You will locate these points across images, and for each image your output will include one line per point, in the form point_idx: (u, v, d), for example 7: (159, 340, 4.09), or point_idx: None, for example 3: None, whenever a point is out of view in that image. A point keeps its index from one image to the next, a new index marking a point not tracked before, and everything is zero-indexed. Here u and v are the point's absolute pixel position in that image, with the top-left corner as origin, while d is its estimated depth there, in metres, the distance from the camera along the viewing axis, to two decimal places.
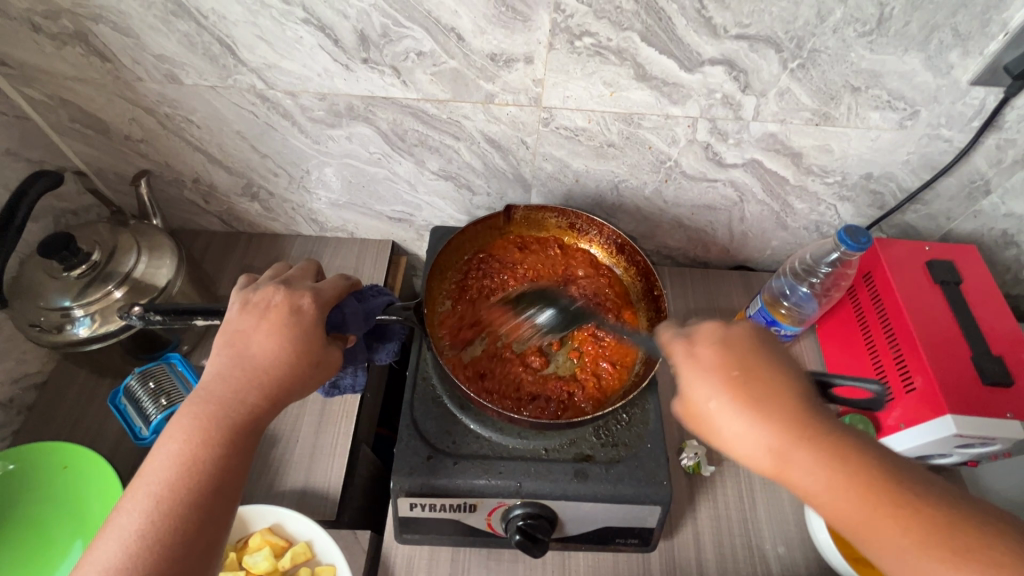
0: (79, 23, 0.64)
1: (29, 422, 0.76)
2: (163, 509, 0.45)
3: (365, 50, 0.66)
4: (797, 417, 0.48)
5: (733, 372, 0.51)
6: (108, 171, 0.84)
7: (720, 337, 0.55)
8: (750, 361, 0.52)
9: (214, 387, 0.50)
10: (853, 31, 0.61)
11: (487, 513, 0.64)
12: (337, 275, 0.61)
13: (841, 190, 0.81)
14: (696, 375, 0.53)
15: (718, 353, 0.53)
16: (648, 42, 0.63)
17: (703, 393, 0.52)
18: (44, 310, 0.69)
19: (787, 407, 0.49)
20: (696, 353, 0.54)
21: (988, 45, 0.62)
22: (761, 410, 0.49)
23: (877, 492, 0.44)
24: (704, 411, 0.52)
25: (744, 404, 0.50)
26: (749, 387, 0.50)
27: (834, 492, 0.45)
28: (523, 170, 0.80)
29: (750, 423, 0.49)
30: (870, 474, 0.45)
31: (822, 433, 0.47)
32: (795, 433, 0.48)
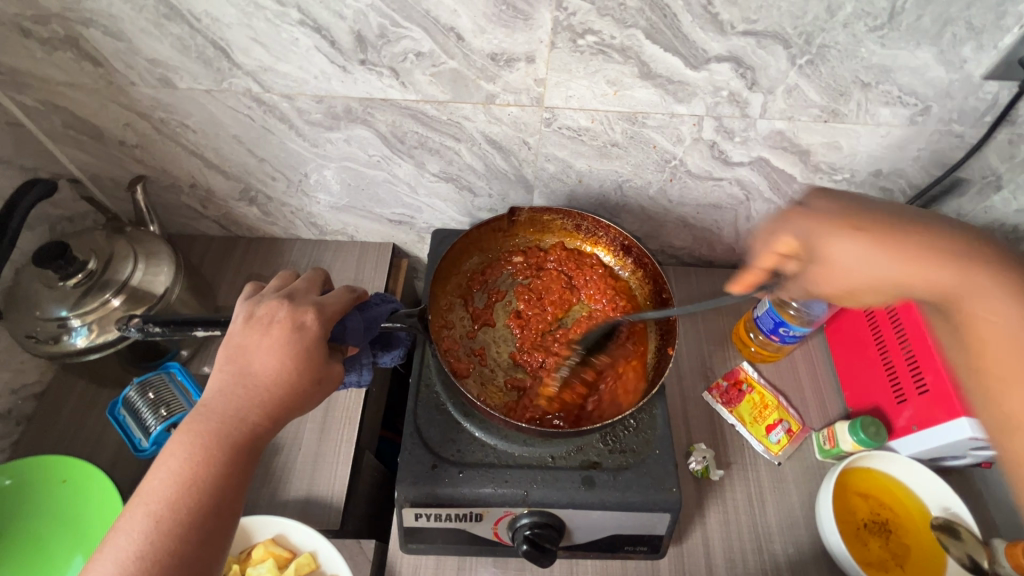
0: (70, 28, 0.63)
1: (28, 434, 0.75)
2: (162, 530, 0.43)
3: (363, 51, 0.64)
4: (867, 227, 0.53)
5: (866, 220, 0.53)
6: (103, 177, 0.83)
7: (856, 199, 0.56)
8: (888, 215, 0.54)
9: (215, 403, 0.49)
10: (864, 26, 0.59)
11: (494, 521, 0.63)
12: (343, 288, 0.59)
13: (850, 187, 0.79)
14: (823, 224, 0.54)
15: (849, 207, 0.55)
16: (652, 39, 0.62)
17: (832, 237, 0.53)
18: (41, 321, 0.68)
19: (880, 251, 0.50)
20: (815, 208, 0.55)
21: (1003, 39, 0.60)
22: (911, 248, 0.51)
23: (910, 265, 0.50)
24: (833, 252, 0.53)
25: (880, 241, 0.52)
26: (899, 230, 0.52)
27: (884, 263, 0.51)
28: (525, 170, 0.79)
29: (898, 254, 0.51)
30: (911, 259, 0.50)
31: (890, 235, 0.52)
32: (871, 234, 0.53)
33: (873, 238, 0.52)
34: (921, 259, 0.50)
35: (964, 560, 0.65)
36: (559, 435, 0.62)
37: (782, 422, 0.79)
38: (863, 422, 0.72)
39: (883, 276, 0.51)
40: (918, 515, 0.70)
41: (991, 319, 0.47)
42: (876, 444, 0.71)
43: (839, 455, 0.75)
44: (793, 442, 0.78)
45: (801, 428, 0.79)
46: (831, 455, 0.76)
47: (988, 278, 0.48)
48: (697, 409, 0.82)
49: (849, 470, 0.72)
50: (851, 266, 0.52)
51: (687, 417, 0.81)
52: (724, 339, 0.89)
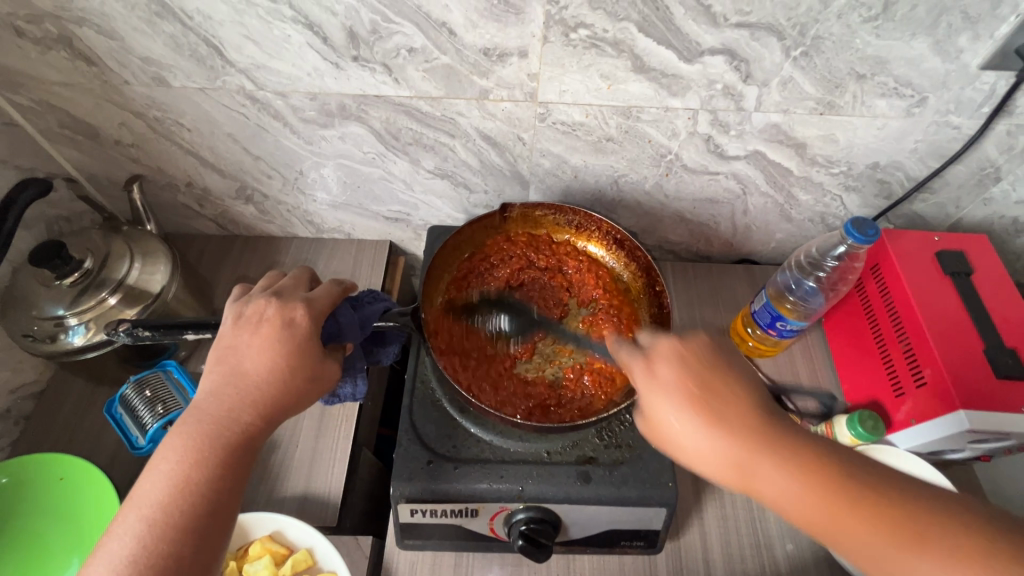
0: (63, 27, 0.63)
1: (27, 432, 0.75)
2: (156, 533, 0.44)
3: (355, 48, 0.64)
4: (732, 409, 0.48)
5: (696, 388, 0.49)
6: (100, 177, 0.83)
7: (714, 356, 0.52)
8: (718, 373, 0.50)
9: (207, 406, 0.49)
10: (858, 17, 0.59)
11: (490, 517, 0.63)
12: (329, 280, 0.60)
13: (847, 180, 0.79)
14: (656, 394, 0.50)
15: (674, 364, 0.51)
16: (645, 32, 0.61)
17: (664, 409, 0.50)
18: (38, 320, 0.68)
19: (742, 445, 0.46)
20: (655, 369, 0.52)
21: (999, 28, 0.59)
22: (738, 426, 0.47)
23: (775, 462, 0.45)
24: (667, 429, 0.49)
25: (706, 421, 0.48)
26: (717, 402, 0.48)
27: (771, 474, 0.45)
28: (521, 166, 0.79)
29: (722, 441, 0.47)
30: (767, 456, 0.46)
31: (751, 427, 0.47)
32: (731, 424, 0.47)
33: (704, 420, 0.48)
34: (737, 442, 0.46)
35: None
36: (555, 430, 0.62)
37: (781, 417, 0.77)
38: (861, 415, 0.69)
39: (712, 459, 0.47)
40: None
41: (795, 496, 0.44)
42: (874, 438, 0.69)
43: None
44: None
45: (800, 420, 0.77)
46: None
47: (800, 461, 0.45)
48: None
49: None
50: (685, 447, 0.49)
51: None
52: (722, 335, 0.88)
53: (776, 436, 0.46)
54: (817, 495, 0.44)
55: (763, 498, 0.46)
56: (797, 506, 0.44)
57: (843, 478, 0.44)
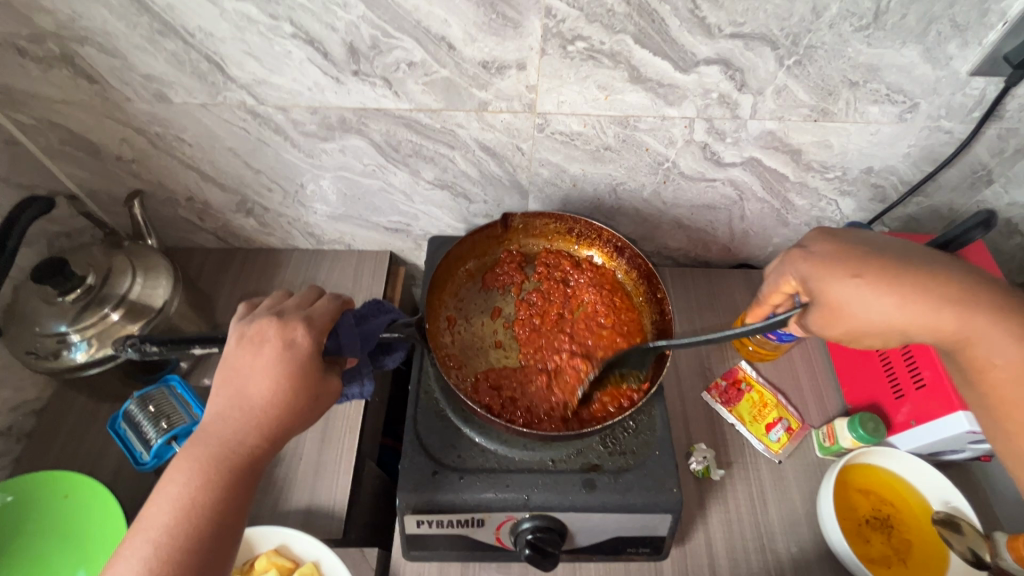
0: (65, 46, 0.64)
1: (28, 450, 0.75)
2: (161, 556, 0.44)
3: (355, 63, 0.65)
4: (914, 282, 0.50)
5: (870, 264, 0.52)
6: (100, 193, 0.83)
7: (857, 237, 0.56)
8: (880, 253, 0.53)
9: (213, 428, 0.50)
10: (849, 26, 0.60)
11: (496, 527, 0.63)
12: (329, 295, 0.60)
13: (842, 185, 0.80)
14: (828, 264, 0.53)
15: (846, 248, 0.54)
16: (642, 44, 0.62)
17: (843, 283, 0.51)
18: (40, 336, 0.68)
19: (967, 299, 0.49)
20: (815, 251, 0.55)
21: (987, 36, 0.61)
22: (931, 291, 0.50)
23: (943, 318, 0.49)
24: (843, 299, 0.51)
25: (896, 288, 0.50)
26: (908, 275, 0.51)
27: (897, 316, 0.50)
28: (520, 176, 0.79)
29: (917, 315, 0.50)
30: (952, 315, 0.49)
31: (941, 293, 0.50)
32: (919, 297, 0.50)
33: (890, 290, 0.50)
34: (938, 312, 0.49)
35: (966, 555, 0.65)
36: (560, 438, 0.62)
37: (781, 421, 0.79)
38: (861, 417, 0.73)
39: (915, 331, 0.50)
40: (919, 509, 0.70)
41: None
42: (875, 439, 0.72)
43: (840, 453, 0.76)
44: (792, 440, 0.78)
45: (801, 425, 0.79)
46: (831, 452, 0.76)
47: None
48: (697, 409, 0.82)
49: (849, 467, 0.72)
50: (857, 311, 0.51)
51: (686, 418, 0.81)
52: (721, 341, 0.89)
53: (973, 303, 0.49)
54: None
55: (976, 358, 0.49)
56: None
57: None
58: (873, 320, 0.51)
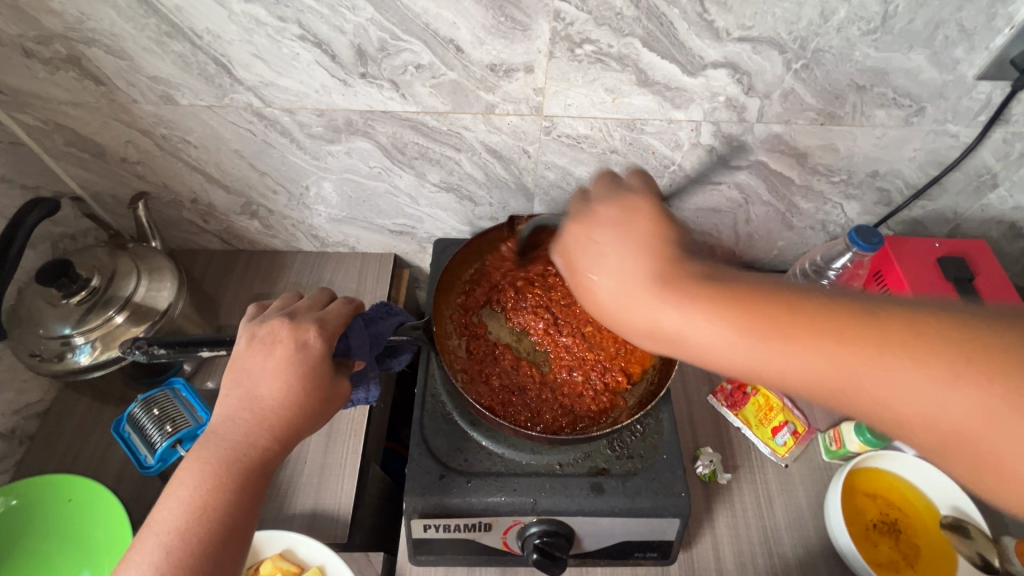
0: (73, 47, 0.64)
1: (31, 454, 0.74)
2: (172, 560, 0.43)
3: (363, 65, 0.65)
4: (654, 269, 0.45)
5: (623, 256, 0.46)
6: (105, 195, 0.83)
7: (600, 208, 0.51)
8: (629, 230, 0.48)
9: (223, 430, 0.50)
10: (857, 30, 0.60)
11: (503, 531, 0.63)
12: (341, 298, 0.60)
13: (848, 189, 0.80)
14: (577, 256, 0.49)
15: (586, 226, 0.50)
16: (650, 47, 0.62)
17: (586, 275, 0.47)
18: (44, 339, 0.68)
19: (680, 287, 0.43)
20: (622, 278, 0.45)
21: (994, 40, 0.61)
22: (728, 303, 0.42)
23: (713, 308, 0.42)
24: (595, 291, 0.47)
25: (621, 280, 0.45)
26: (643, 260, 0.45)
27: (639, 318, 0.44)
28: (526, 179, 0.79)
29: (650, 312, 0.43)
30: (702, 309, 0.42)
31: (667, 282, 0.44)
32: (647, 291, 0.44)
33: (685, 319, 0.42)
34: (651, 305, 0.43)
35: (975, 559, 0.65)
36: (569, 442, 0.62)
37: (788, 425, 0.77)
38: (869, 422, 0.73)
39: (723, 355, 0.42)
40: (927, 515, 0.70)
41: (804, 362, 0.39)
42: (882, 443, 0.72)
43: (846, 457, 0.76)
44: (799, 444, 0.76)
45: (807, 429, 0.76)
46: (839, 455, 0.76)
47: (813, 313, 0.40)
48: (702, 412, 0.82)
49: (857, 470, 0.72)
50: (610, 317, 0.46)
51: (692, 422, 0.81)
52: None
53: (760, 302, 0.41)
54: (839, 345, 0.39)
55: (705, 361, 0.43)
56: (748, 362, 0.41)
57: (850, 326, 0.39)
58: (625, 321, 0.45)
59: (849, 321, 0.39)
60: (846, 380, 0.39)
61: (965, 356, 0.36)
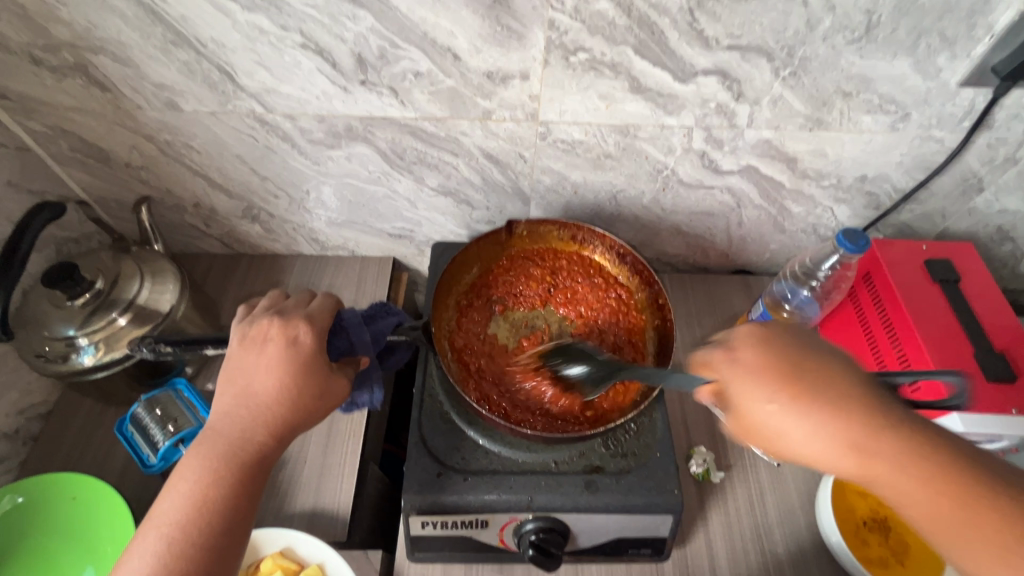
0: (80, 56, 0.65)
1: (35, 453, 0.76)
2: (175, 550, 0.45)
3: (363, 72, 0.66)
4: (846, 408, 0.46)
5: (792, 379, 0.47)
6: (108, 199, 0.84)
7: (791, 339, 0.50)
8: (809, 364, 0.48)
9: (220, 426, 0.51)
10: (842, 39, 0.62)
11: (499, 528, 0.64)
12: (323, 295, 0.61)
13: (837, 193, 0.81)
14: (752, 384, 0.48)
15: (789, 358, 0.48)
16: (642, 55, 0.64)
17: (762, 400, 0.47)
18: (49, 340, 0.69)
19: (860, 429, 0.45)
20: (746, 361, 0.49)
21: (975, 48, 0.63)
22: (848, 418, 0.45)
23: (890, 464, 0.44)
24: (760, 419, 0.47)
25: (811, 412, 0.46)
26: (822, 391, 0.46)
27: (814, 445, 0.45)
28: (523, 183, 0.81)
29: (831, 443, 0.45)
30: (879, 458, 0.44)
31: (846, 418, 0.45)
32: (830, 424, 0.45)
33: (831, 436, 0.45)
34: (831, 439, 0.45)
35: None
36: (563, 440, 0.63)
37: None
38: None
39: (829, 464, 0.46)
40: None
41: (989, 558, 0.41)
42: None
43: None
44: None
45: None
46: None
47: (912, 444, 0.44)
48: (696, 412, 0.83)
49: None
50: (786, 440, 0.46)
51: (686, 422, 0.82)
52: None
53: (961, 480, 0.43)
54: (920, 484, 0.43)
55: (876, 490, 0.45)
56: (928, 513, 0.43)
57: (951, 478, 0.43)
58: (799, 451, 0.46)
59: (992, 493, 0.42)
60: (950, 523, 0.42)
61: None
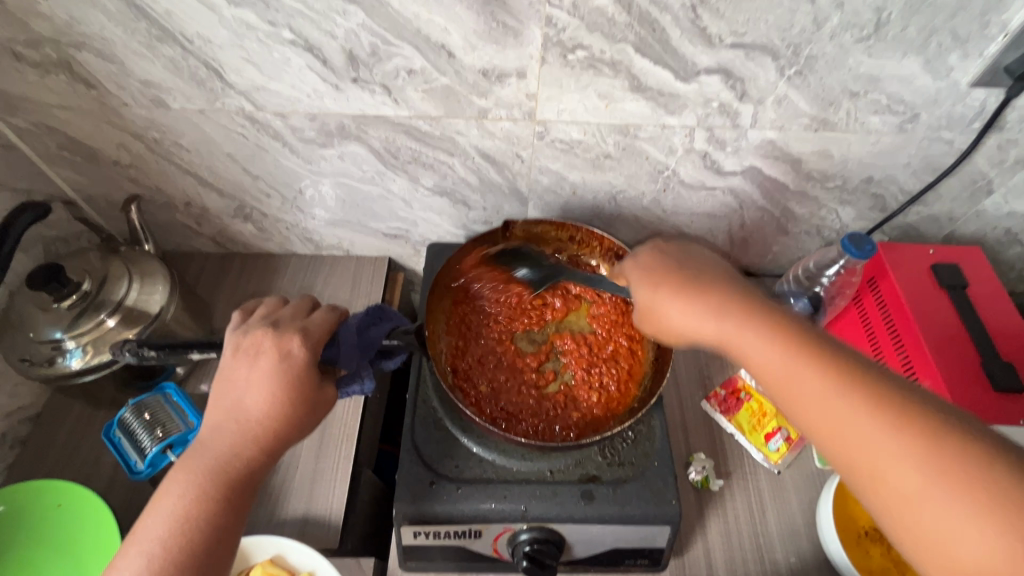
0: (63, 52, 0.63)
1: (23, 457, 0.74)
2: (154, 569, 0.44)
3: (355, 70, 0.64)
4: (722, 294, 0.53)
5: (679, 275, 0.57)
6: (97, 198, 0.83)
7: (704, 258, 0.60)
8: (700, 269, 0.57)
9: (209, 441, 0.50)
10: (851, 37, 0.60)
11: (493, 538, 0.63)
12: (326, 307, 0.59)
13: (842, 195, 0.79)
14: (648, 279, 0.59)
15: (673, 266, 0.59)
16: (643, 53, 0.62)
17: (655, 291, 0.57)
18: (36, 343, 0.67)
19: (729, 307, 0.52)
20: (649, 266, 0.61)
21: (988, 47, 0.61)
22: (713, 300, 0.53)
23: (748, 331, 0.50)
24: (655, 307, 0.57)
25: (688, 299, 0.55)
26: (698, 284, 0.55)
27: (686, 319, 0.54)
28: (520, 183, 0.79)
29: (697, 318, 0.53)
30: (738, 326, 0.50)
31: (717, 301, 0.53)
32: (702, 302, 0.54)
33: (705, 313, 0.53)
34: (702, 315, 0.53)
35: None
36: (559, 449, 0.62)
37: (781, 431, 0.78)
38: None
39: (698, 334, 0.54)
40: None
41: (830, 411, 0.44)
42: None
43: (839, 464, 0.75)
44: (791, 450, 0.77)
45: (800, 435, 0.78)
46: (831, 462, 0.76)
47: (766, 317, 0.50)
48: (695, 418, 0.82)
49: None
50: (671, 321, 0.56)
51: (685, 428, 0.80)
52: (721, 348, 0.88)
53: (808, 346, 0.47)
54: (770, 346, 0.48)
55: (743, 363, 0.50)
56: (776, 373, 0.47)
57: (800, 340, 0.47)
58: (675, 329, 0.55)
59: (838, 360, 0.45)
60: (790, 379, 0.46)
61: (884, 398, 0.42)
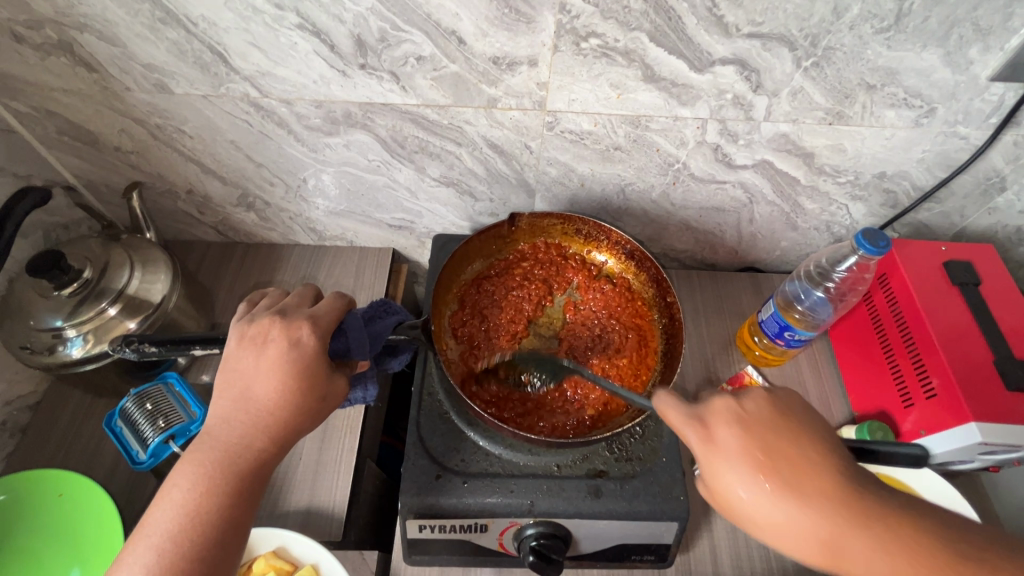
0: (64, 33, 0.62)
1: (23, 445, 0.74)
2: (164, 563, 0.43)
3: (363, 56, 0.63)
4: (820, 487, 0.44)
5: (762, 455, 0.45)
6: (98, 184, 0.81)
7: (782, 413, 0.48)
8: (783, 436, 0.46)
9: (218, 432, 0.49)
10: (870, 28, 0.59)
11: (499, 532, 0.62)
12: (330, 293, 0.58)
13: (854, 190, 0.78)
14: (719, 461, 0.46)
15: (756, 434, 0.46)
16: (657, 42, 0.61)
17: (733, 482, 0.46)
18: (36, 331, 0.66)
19: (843, 507, 0.43)
20: (717, 440, 0.47)
21: (1010, 40, 0.59)
22: (816, 498, 0.43)
23: (856, 534, 0.42)
24: (734, 502, 0.46)
25: (784, 491, 0.44)
26: (792, 469, 0.45)
27: (785, 523, 0.44)
28: (527, 175, 0.78)
29: (799, 522, 0.44)
30: (839, 528, 0.43)
31: (820, 496, 0.44)
32: (800, 502, 0.44)
33: (804, 517, 0.44)
34: (810, 520, 0.43)
35: None
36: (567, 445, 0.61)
37: None
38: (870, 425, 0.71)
39: (793, 540, 0.44)
40: None
41: None
42: None
43: None
44: None
45: None
46: None
47: (879, 521, 0.42)
48: None
49: None
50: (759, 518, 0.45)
51: None
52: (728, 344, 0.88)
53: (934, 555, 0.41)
54: (891, 558, 0.41)
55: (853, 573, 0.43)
56: None
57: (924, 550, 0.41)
58: (766, 527, 0.45)
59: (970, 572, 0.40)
60: None
61: None
